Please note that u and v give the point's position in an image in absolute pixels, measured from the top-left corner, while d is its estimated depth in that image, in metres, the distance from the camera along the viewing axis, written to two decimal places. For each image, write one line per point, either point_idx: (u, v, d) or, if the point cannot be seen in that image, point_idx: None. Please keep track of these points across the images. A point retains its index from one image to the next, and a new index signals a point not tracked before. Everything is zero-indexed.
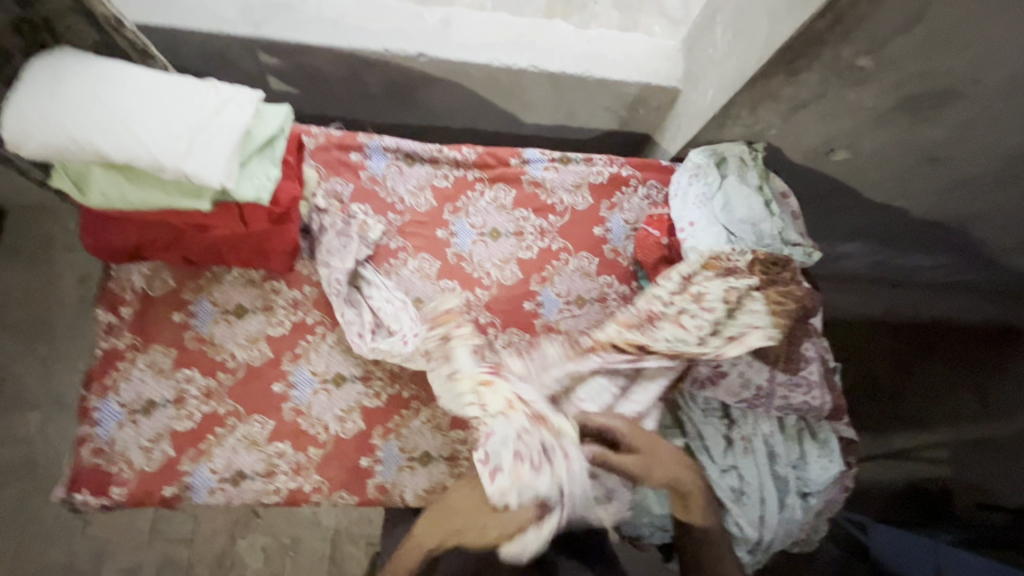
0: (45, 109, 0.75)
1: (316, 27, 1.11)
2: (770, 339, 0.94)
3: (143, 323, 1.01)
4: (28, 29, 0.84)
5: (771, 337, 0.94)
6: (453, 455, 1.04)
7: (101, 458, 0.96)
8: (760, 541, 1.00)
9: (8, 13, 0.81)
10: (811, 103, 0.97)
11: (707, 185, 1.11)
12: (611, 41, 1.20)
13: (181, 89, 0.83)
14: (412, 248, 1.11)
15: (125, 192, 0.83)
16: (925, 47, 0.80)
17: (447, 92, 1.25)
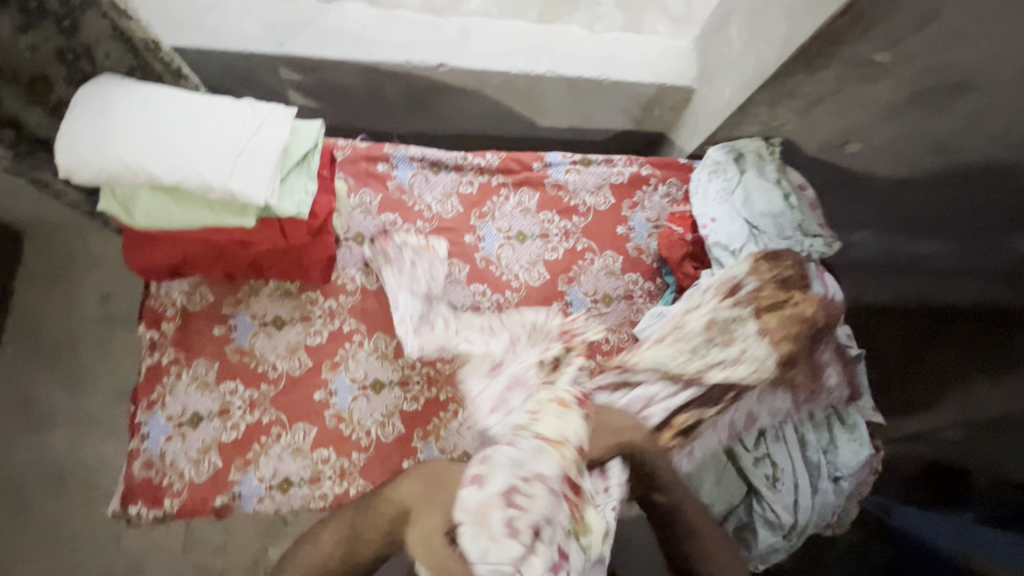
0: (104, 140, 0.79)
1: (339, 43, 1.14)
2: (757, 371, 0.96)
3: (185, 339, 1.04)
4: (71, 58, 0.86)
5: (759, 370, 0.96)
6: None
7: (153, 471, 0.98)
8: (794, 526, 1.03)
9: (53, 44, 0.82)
10: (828, 98, 1.02)
11: (727, 181, 1.14)
12: (625, 44, 1.24)
13: (222, 111, 0.86)
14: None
15: (172, 213, 0.85)
16: (940, 41, 0.84)
17: (465, 100, 1.27)
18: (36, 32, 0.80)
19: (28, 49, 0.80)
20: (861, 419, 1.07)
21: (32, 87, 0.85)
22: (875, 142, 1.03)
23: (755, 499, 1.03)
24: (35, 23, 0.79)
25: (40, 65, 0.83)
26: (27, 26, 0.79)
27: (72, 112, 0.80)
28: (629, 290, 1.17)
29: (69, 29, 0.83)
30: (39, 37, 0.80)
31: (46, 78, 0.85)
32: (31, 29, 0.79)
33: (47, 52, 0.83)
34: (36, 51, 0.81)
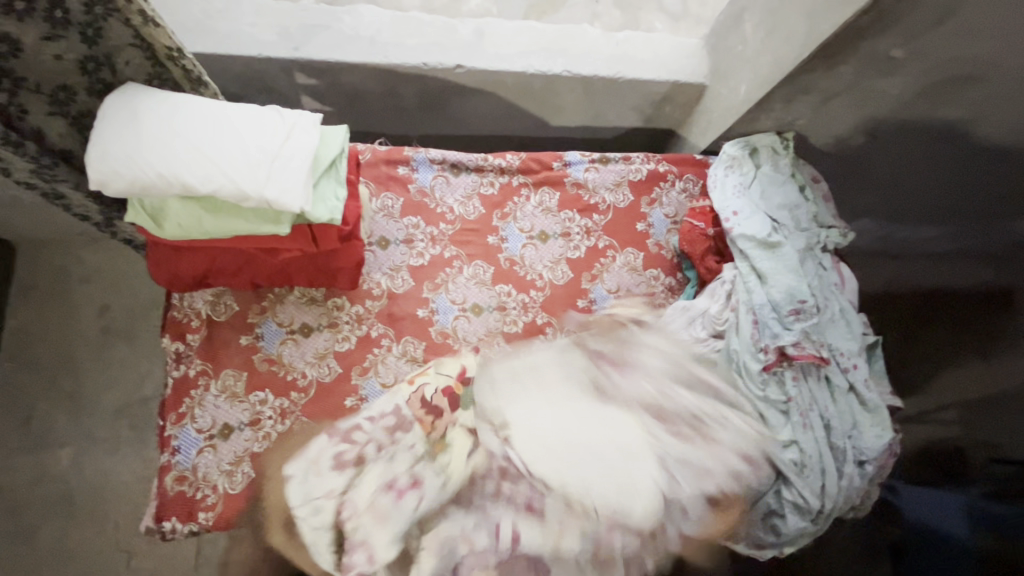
0: (139, 152, 0.82)
1: (355, 46, 1.13)
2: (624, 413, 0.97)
3: (211, 349, 1.03)
4: (93, 67, 0.86)
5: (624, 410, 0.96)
6: None
7: (186, 484, 0.97)
8: (821, 511, 1.05)
9: (76, 53, 0.83)
10: (843, 93, 1.05)
11: (743, 175, 1.16)
12: (637, 43, 1.26)
13: (253, 120, 0.89)
14: (466, 256, 1.13)
15: (204, 221, 0.88)
16: (954, 38, 0.87)
17: (478, 101, 1.28)
18: (59, 42, 0.80)
19: (53, 58, 0.81)
20: (882, 402, 1.09)
21: (55, 96, 0.85)
22: (880, 133, 1.06)
23: (784, 485, 1.04)
24: (59, 33, 0.79)
25: (63, 75, 0.84)
26: (51, 37, 0.79)
27: (108, 126, 0.83)
28: (651, 284, 1.19)
29: (92, 37, 0.83)
30: (63, 47, 0.81)
31: (69, 86, 0.86)
32: (54, 40, 0.80)
33: (70, 61, 0.83)
34: (60, 60, 0.82)
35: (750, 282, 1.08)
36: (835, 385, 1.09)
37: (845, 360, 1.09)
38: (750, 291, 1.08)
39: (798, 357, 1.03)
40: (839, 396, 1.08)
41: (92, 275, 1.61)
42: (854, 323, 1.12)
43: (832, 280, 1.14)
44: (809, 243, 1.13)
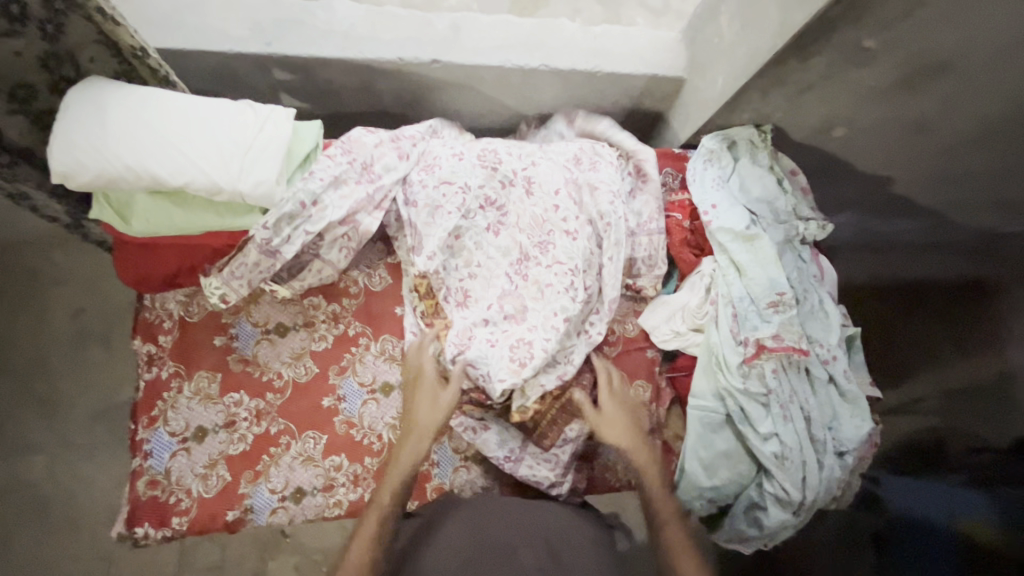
0: (103, 142, 0.81)
1: (329, 40, 1.11)
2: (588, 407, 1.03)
3: (184, 351, 1.01)
4: (55, 65, 0.85)
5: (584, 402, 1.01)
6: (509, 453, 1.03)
7: (158, 489, 0.95)
8: (802, 502, 1.04)
9: (36, 50, 0.81)
10: (817, 85, 1.04)
11: (722, 168, 1.17)
12: (615, 36, 1.26)
13: (222, 108, 0.88)
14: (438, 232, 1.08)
15: (172, 216, 0.90)
16: (925, 26, 0.87)
17: (457, 96, 1.27)
18: (21, 38, 0.79)
19: (12, 55, 0.80)
20: (862, 393, 1.09)
21: (14, 94, 0.83)
22: (859, 124, 1.11)
23: (765, 478, 1.04)
24: (19, 29, 0.78)
25: (22, 71, 0.82)
26: (10, 33, 0.78)
27: (67, 117, 0.81)
28: (631, 259, 1.14)
29: (53, 34, 0.82)
30: (24, 44, 0.80)
31: (29, 84, 0.84)
32: (13, 36, 0.78)
33: (30, 58, 0.82)
34: (19, 57, 0.80)
35: (729, 275, 1.09)
36: (816, 377, 1.08)
37: (824, 352, 1.09)
38: (729, 284, 1.08)
39: (777, 349, 1.02)
40: (821, 389, 1.08)
41: (68, 279, 1.57)
42: (832, 314, 1.12)
43: (811, 272, 1.15)
44: (787, 235, 1.14)
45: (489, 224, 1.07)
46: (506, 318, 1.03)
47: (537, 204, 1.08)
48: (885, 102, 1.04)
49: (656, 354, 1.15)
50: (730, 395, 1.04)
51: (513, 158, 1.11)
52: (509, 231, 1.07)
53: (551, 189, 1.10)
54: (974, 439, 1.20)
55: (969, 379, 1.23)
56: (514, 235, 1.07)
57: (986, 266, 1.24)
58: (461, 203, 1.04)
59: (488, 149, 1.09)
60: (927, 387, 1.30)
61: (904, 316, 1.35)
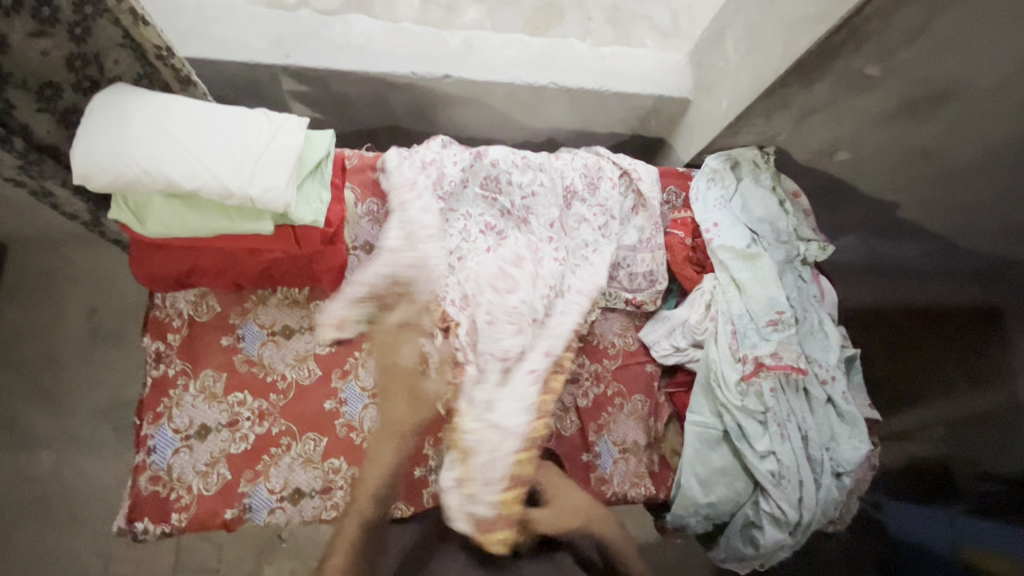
0: (121, 145, 0.82)
1: (346, 54, 1.15)
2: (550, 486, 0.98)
3: (193, 350, 1.03)
4: (80, 64, 0.87)
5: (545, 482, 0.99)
6: None
7: (160, 485, 0.97)
8: (799, 522, 1.04)
9: (63, 50, 0.84)
10: (821, 109, 1.06)
11: (724, 188, 1.19)
12: (624, 56, 1.29)
13: (239, 120, 0.89)
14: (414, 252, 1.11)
15: (187, 219, 0.89)
16: (929, 52, 0.90)
17: (468, 111, 1.30)
18: (49, 39, 0.81)
19: (39, 54, 0.82)
20: (860, 414, 1.09)
21: (41, 93, 0.87)
22: (860, 150, 1.12)
23: (761, 496, 1.04)
24: (47, 30, 0.80)
25: (50, 71, 0.85)
26: (39, 34, 0.80)
27: (92, 121, 0.83)
28: (632, 272, 1.16)
29: (80, 36, 0.84)
30: (51, 44, 0.82)
31: (54, 82, 0.87)
32: (43, 36, 0.81)
33: (56, 57, 0.84)
34: (45, 56, 0.83)
35: (729, 292, 1.10)
36: (814, 397, 1.09)
37: (823, 372, 1.10)
38: (729, 302, 1.09)
39: (775, 367, 1.03)
40: (819, 408, 1.08)
41: (83, 277, 1.60)
42: (833, 334, 1.13)
43: (811, 292, 1.16)
44: (788, 255, 1.15)
45: (489, 243, 1.11)
46: (506, 322, 1.04)
47: (534, 231, 1.14)
48: (887, 128, 1.06)
49: (656, 369, 1.15)
50: (727, 411, 1.05)
51: (514, 185, 1.14)
52: (506, 250, 1.10)
53: (549, 213, 1.15)
54: None
55: None
56: (513, 254, 1.10)
57: None
58: (464, 225, 1.11)
59: (490, 176, 1.14)
60: None
61: None
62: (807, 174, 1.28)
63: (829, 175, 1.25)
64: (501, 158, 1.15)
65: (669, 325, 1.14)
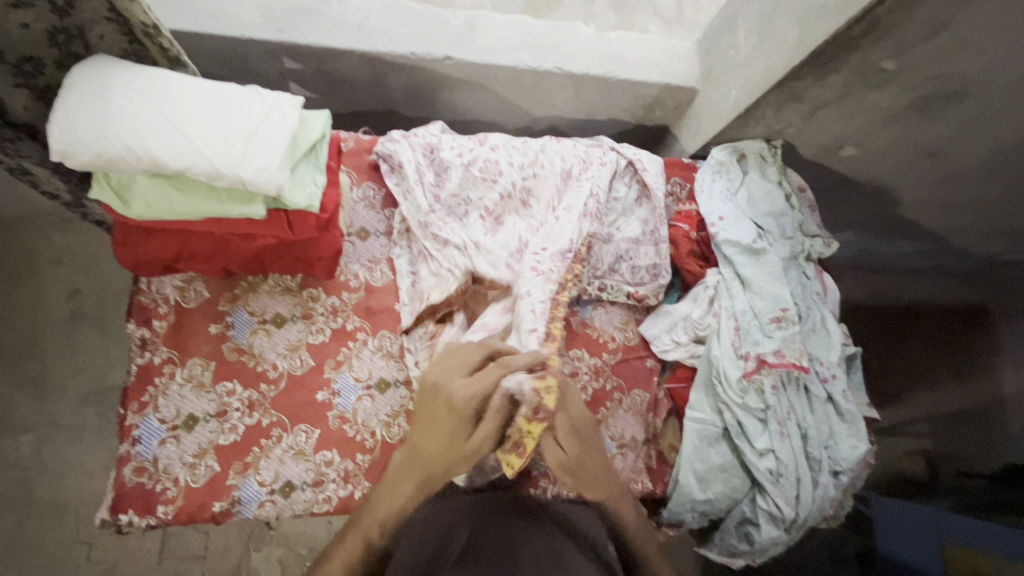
0: (104, 121, 0.77)
1: (342, 32, 1.10)
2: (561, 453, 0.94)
3: (179, 337, 0.99)
4: (63, 39, 0.83)
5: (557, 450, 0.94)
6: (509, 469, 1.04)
7: (145, 476, 0.93)
8: (795, 520, 1.04)
9: (44, 23, 0.80)
10: (832, 103, 1.04)
11: (730, 181, 1.16)
12: (630, 42, 1.25)
13: (230, 97, 0.84)
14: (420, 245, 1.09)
15: (173, 200, 0.84)
16: (946, 51, 0.86)
17: (468, 95, 1.26)
18: (29, 11, 0.77)
19: (19, 26, 0.78)
20: (859, 413, 1.09)
21: (21, 67, 0.82)
22: (869, 145, 1.11)
23: (759, 494, 1.03)
24: (29, 1, 0.76)
25: (30, 45, 0.81)
26: (20, 5, 0.76)
27: (71, 95, 0.78)
28: (635, 266, 1.13)
29: (63, 7, 0.80)
30: (31, 16, 0.78)
31: (36, 58, 0.83)
32: (22, 8, 0.76)
33: (38, 32, 0.80)
34: (27, 30, 0.79)
35: (733, 287, 1.08)
36: (814, 396, 1.08)
37: (824, 370, 1.09)
38: (733, 298, 1.08)
39: (778, 365, 1.01)
40: (818, 406, 1.08)
41: (64, 257, 1.55)
42: (834, 332, 1.12)
43: (815, 289, 1.15)
44: (793, 251, 1.14)
45: (486, 230, 1.09)
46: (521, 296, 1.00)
47: (534, 216, 1.10)
48: (899, 124, 1.04)
49: (656, 364, 1.13)
50: (728, 409, 1.04)
51: (514, 169, 1.11)
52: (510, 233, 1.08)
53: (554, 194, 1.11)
54: (961, 462, 1.30)
55: (958, 407, 1.36)
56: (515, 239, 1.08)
57: (981, 296, 1.37)
58: (467, 215, 1.08)
59: (489, 160, 1.10)
60: (920, 410, 1.42)
61: (900, 341, 1.49)
62: (813, 168, 1.26)
63: (835, 170, 1.23)
64: (501, 143, 1.12)
65: (671, 320, 1.12)
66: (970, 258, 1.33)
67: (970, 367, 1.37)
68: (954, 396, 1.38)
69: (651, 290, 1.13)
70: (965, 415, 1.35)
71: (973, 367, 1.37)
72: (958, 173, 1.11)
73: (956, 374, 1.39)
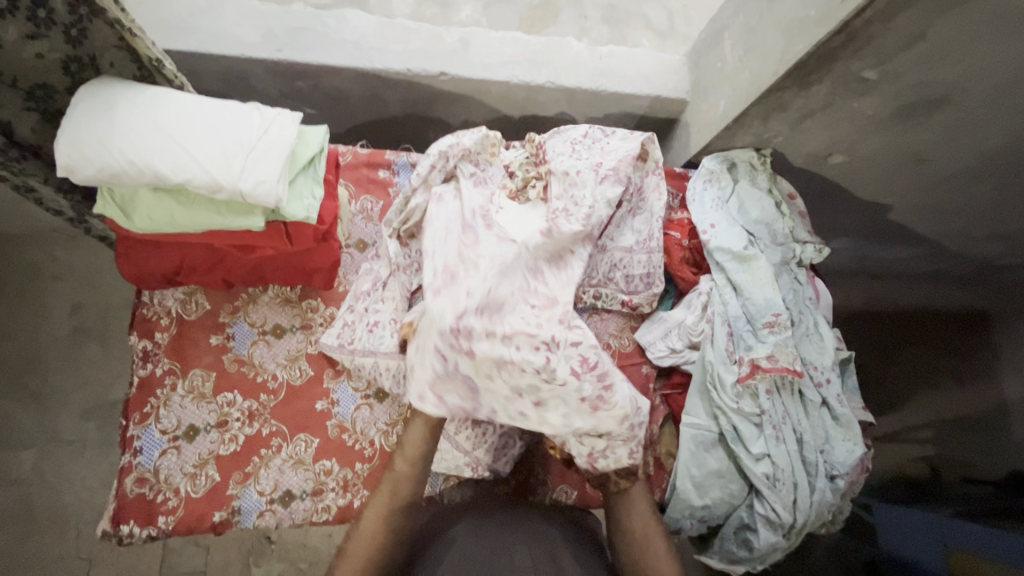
0: (106, 137, 0.79)
1: (338, 49, 1.13)
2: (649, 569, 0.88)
3: (181, 348, 1.01)
4: (76, 67, 0.87)
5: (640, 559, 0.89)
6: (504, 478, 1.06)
7: (146, 487, 0.94)
8: (793, 525, 1.04)
9: (58, 52, 0.83)
10: (818, 112, 1.06)
11: (721, 189, 1.18)
12: (621, 56, 1.28)
13: (229, 112, 0.87)
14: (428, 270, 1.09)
15: (175, 214, 0.86)
16: (927, 59, 0.88)
17: (464, 108, 1.29)
18: (43, 41, 0.81)
19: (34, 56, 0.82)
20: (854, 416, 1.10)
21: (33, 93, 0.86)
22: (856, 152, 1.13)
23: (756, 498, 1.04)
24: (43, 32, 0.80)
25: (43, 73, 0.84)
26: (35, 36, 0.80)
27: (74, 112, 0.80)
28: (628, 274, 1.14)
29: (76, 38, 0.84)
30: (45, 46, 0.82)
31: (47, 86, 0.86)
32: (37, 38, 0.80)
33: (52, 60, 0.84)
34: (41, 59, 0.83)
35: (726, 293, 1.10)
36: (808, 399, 1.09)
37: (818, 374, 1.10)
38: (726, 303, 1.09)
39: (771, 369, 1.03)
40: (813, 411, 1.08)
41: (67, 273, 1.57)
42: (827, 337, 1.13)
43: (807, 295, 1.16)
44: (784, 257, 1.16)
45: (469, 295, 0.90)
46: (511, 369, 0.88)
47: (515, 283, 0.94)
48: (883, 132, 1.06)
49: (651, 371, 1.15)
50: (723, 414, 1.05)
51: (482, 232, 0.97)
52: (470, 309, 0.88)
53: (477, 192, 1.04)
54: (966, 468, 1.27)
55: (958, 412, 1.32)
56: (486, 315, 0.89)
57: (977, 299, 1.33)
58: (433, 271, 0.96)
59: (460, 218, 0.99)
60: (924, 417, 1.38)
61: (905, 344, 1.46)
62: (802, 176, 1.28)
63: (823, 177, 1.25)
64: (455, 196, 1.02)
65: (666, 326, 1.13)
66: (964, 257, 1.33)
67: (971, 370, 1.31)
68: (954, 401, 1.34)
69: (645, 297, 1.14)
70: (964, 421, 1.31)
71: (975, 370, 1.31)
72: (945, 178, 1.13)
73: (956, 376, 1.35)
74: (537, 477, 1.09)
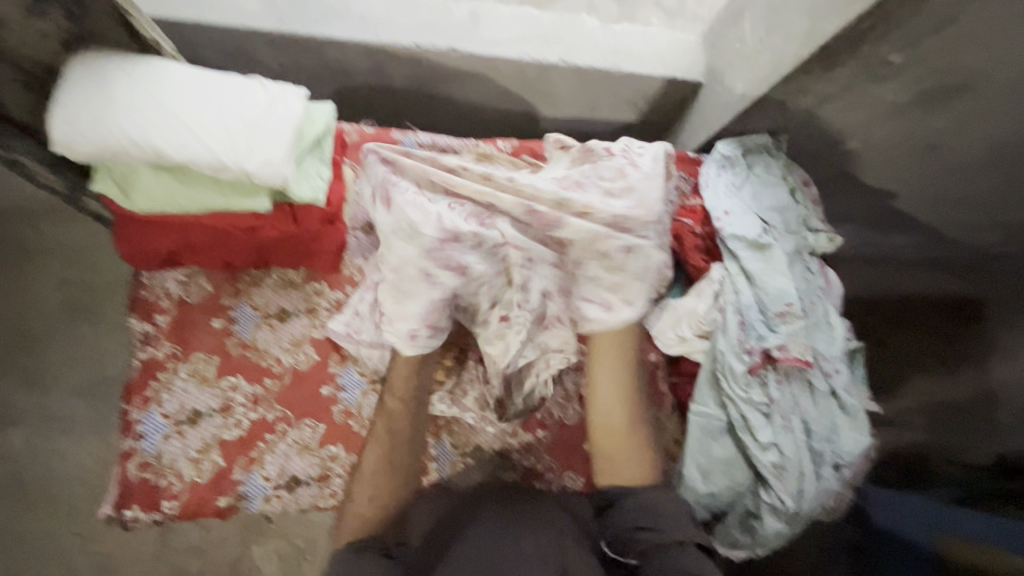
0: (104, 113, 0.76)
1: (342, 22, 1.09)
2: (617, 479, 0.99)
3: (182, 332, 0.99)
4: (77, 45, 0.84)
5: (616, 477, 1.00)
6: (505, 450, 1.07)
7: (149, 471, 0.94)
8: (797, 512, 1.05)
9: (58, 30, 0.80)
10: (837, 98, 1.03)
11: (735, 175, 1.15)
12: (635, 35, 1.24)
13: (232, 86, 0.82)
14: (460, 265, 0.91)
15: (177, 193, 0.84)
16: (954, 46, 0.86)
17: (469, 86, 1.24)
18: (44, 18, 0.78)
19: (35, 34, 0.79)
20: (861, 407, 1.10)
21: (31, 73, 0.83)
22: (873, 140, 1.11)
23: (762, 487, 1.05)
24: (42, 7, 0.77)
25: (43, 52, 0.82)
26: (33, 12, 0.77)
27: (69, 84, 0.77)
28: None
29: (75, 14, 0.80)
30: (47, 24, 0.79)
31: (47, 65, 0.84)
32: (37, 15, 0.78)
33: (51, 39, 0.81)
34: (41, 37, 0.80)
35: (739, 282, 1.08)
36: (817, 390, 1.08)
37: (828, 365, 1.09)
38: (738, 293, 1.07)
39: (782, 359, 1.04)
40: (822, 400, 1.08)
41: (62, 248, 1.52)
42: (838, 327, 1.12)
43: (818, 284, 1.15)
44: (798, 246, 1.14)
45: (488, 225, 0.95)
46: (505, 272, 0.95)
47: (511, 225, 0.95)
48: (901, 119, 1.04)
49: (660, 358, 1.14)
50: (733, 403, 1.04)
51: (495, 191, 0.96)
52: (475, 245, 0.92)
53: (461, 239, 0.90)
54: (951, 453, 1.32)
55: (942, 395, 1.37)
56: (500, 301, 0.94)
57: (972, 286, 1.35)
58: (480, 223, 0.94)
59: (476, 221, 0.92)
60: (910, 402, 1.39)
61: (891, 330, 1.42)
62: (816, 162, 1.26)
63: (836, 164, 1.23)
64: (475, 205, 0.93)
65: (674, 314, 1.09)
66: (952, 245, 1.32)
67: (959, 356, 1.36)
68: (939, 386, 1.38)
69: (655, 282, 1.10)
70: (949, 405, 1.36)
71: (962, 354, 1.36)
72: (960, 165, 1.11)
73: (942, 362, 1.38)
74: (543, 464, 1.08)
